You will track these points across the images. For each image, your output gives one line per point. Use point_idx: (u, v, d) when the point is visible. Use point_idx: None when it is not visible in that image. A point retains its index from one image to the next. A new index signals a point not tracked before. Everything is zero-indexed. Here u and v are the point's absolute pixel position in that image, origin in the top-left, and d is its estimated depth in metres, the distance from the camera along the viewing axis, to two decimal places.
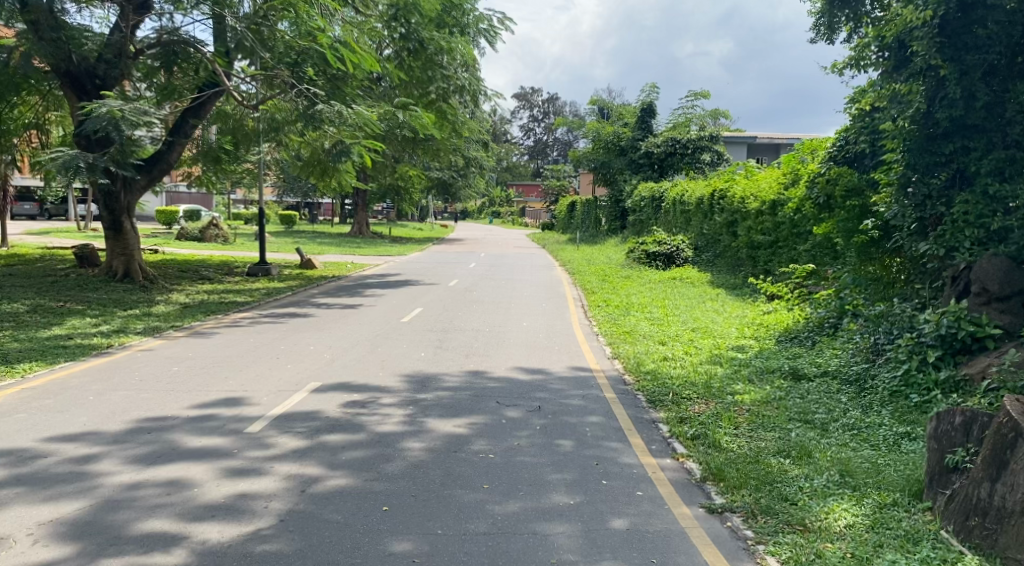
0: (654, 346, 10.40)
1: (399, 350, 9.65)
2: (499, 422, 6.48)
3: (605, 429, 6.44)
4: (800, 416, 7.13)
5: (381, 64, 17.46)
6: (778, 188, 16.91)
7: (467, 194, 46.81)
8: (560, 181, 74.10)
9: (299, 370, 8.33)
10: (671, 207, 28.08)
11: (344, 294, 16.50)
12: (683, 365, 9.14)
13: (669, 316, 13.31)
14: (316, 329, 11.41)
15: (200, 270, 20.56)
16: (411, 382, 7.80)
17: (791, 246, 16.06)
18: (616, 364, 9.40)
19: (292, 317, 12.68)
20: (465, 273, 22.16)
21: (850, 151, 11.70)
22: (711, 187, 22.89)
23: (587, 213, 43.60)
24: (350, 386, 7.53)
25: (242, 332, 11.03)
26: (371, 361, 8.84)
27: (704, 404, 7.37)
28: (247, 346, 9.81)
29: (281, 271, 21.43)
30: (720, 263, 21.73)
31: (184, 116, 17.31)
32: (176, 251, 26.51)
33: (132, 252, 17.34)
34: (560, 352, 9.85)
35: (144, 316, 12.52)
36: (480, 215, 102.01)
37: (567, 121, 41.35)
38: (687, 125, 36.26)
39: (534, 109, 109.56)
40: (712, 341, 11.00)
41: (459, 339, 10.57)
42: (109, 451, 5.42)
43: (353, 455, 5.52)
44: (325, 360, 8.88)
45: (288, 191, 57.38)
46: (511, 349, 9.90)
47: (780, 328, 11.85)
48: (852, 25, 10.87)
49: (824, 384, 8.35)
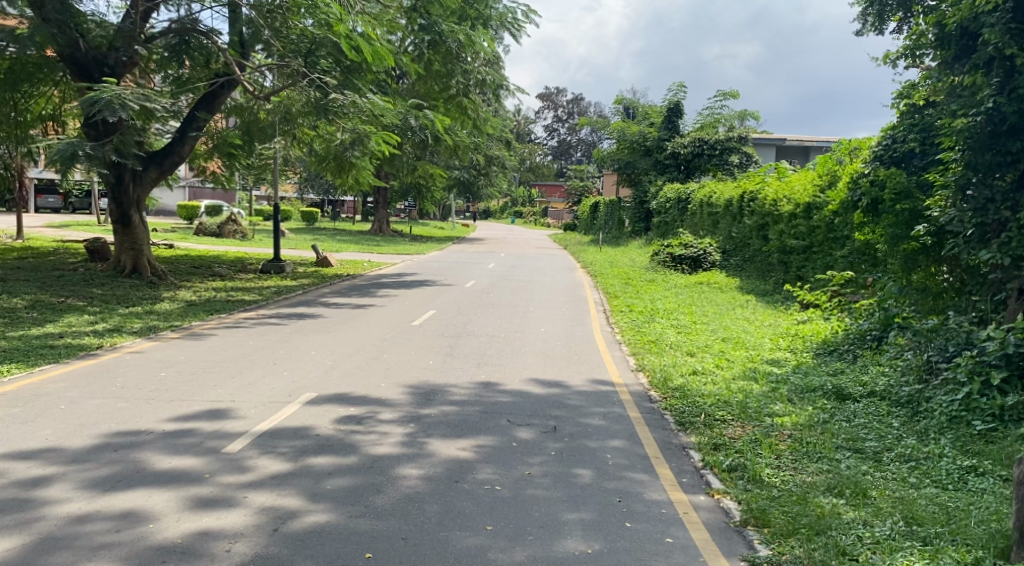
0: (682, 358, 9.65)
1: (407, 357, 8.97)
2: (509, 445, 5.76)
3: (629, 457, 5.70)
4: (849, 444, 6.34)
5: (399, 57, 16.79)
6: (814, 190, 16.01)
7: (489, 193, 46.16)
8: (585, 181, 73.18)
9: (295, 379, 7.67)
10: (697, 208, 27.22)
11: (357, 294, 15.88)
12: (715, 381, 8.39)
13: (697, 325, 12.54)
14: (321, 332, 10.77)
15: (213, 266, 20.12)
16: (415, 395, 7.10)
17: (826, 252, 15.17)
18: (641, 378, 8.65)
19: (299, 318, 12.06)
20: (485, 274, 21.51)
21: (897, 149, 10.73)
22: (740, 189, 21.99)
23: (611, 215, 42.83)
24: (348, 398, 6.85)
25: (243, 334, 10.42)
26: (374, 370, 8.15)
27: (740, 428, 6.60)
28: (244, 351, 9.17)
29: (295, 268, 20.90)
30: (749, 268, 20.82)
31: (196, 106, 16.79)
32: (191, 246, 26.18)
33: (140, 246, 16.92)
34: (580, 363, 9.11)
35: (144, 315, 11.98)
36: (502, 215, 101.41)
37: (591, 120, 40.52)
38: (714, 126, 35.34)
39: (558, 109, 108.70)
40: (745, 354, 10.20)
41: (470, 346, 9.86)
42: (63, 472, 4.76)
43: (339, 483, 4.82)
44: (324, 368, 8.22)
45: (311, 188, 57.19)
46: (526, 359, 9.18)
47: (817, 340, 10.99)
48: (902, 16, 10.04)
49: (872, 406, 7.50)
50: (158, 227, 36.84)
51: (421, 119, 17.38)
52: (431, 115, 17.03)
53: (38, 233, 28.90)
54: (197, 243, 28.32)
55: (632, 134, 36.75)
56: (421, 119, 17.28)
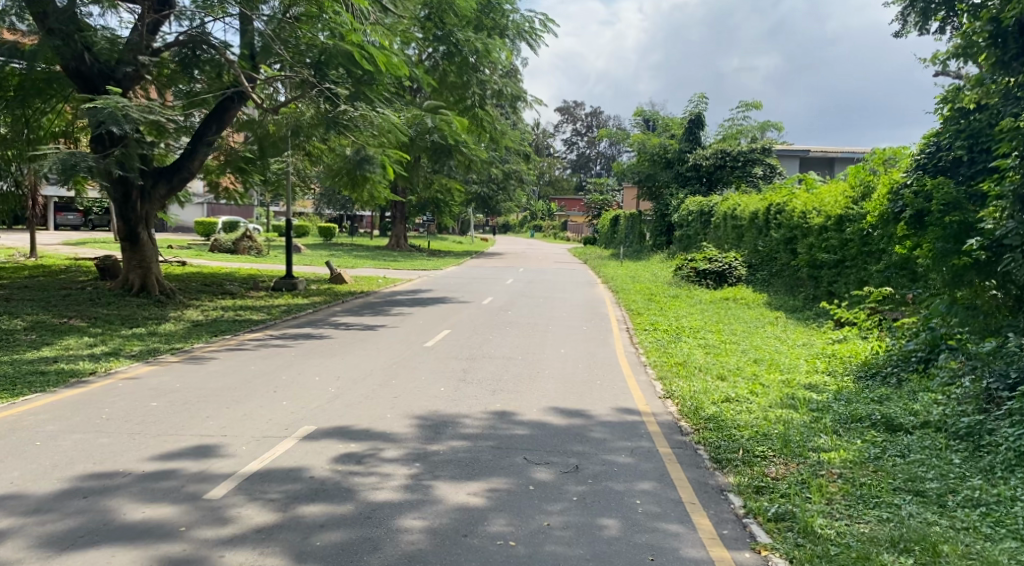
0: (713, 383, 8.98)
1: (417, 384, 8.37)
2: (526, 490, 5.13)
3: (662, 503, 5.05)
4: (907, 485, 5.59)
5: (414, 69, 16.29)
6: (846, 202, 15.29)
7: (507, 207, 45.69)
8: (604, 195, 72.55)
9: (295, 409, 7.11)
10: (721, 221, 26.49)
11: (370, 312, 15.36)
12: (751, 410, 7.72)
13: (726, 345, 11.87)
14: (328, 355, 10.23)
15: (225, 284, 19.76)
16: (424, 428, 6.50)
17: (861, 267, 14.44)
18: (669, 405, 7.98)
19: (306, 339, 11.56)
20: (503, 290, 20.95)
21: (943, 158, 10.09)
22: (766, 201, 21.26)
23: (631, 228, 42.16)
24: (350, 432, 6.27)
25: (245, 357, 9.92)
26: (380, 399, 7.56)
27: (784, 466, 5.92)
28: (244, 377, 8.64)
29: (308, 285, 20.49)
30: (776, 283, 20.01)
31: (205, 123, 16.76)
32: (205, 264, 25.96)
33: (149, 264, 16.80)
34: (602, 389, 8.45)
35: (146, 338, 11.54)
36: (521, 229, 100.95)
37: (610, 133, 39.92)
38: (737, 137, 34.60)
39: (577, 122, 108.35)
40: (781, 378, 9.55)
41: (486, 370, 9.26)
42: (19, 526, 4.21)
43: (332, 538, 4.23)
44: (327, 397, 7.65)
45: (329, 202, 57.17)
46: (545, 385, 8.54)
47: (857, 362, 10.26)
48: (945, 15, 9.37)
49: (928, 438, 6.69)
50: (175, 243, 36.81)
51: (438, 122, 16.55)
52: (448, 117, 16.20)
53: (54, 251, 28.89)
54: (210, 260, 28.11)
55: (652, 146, 36.08)
56: (438, 122, 16.44)
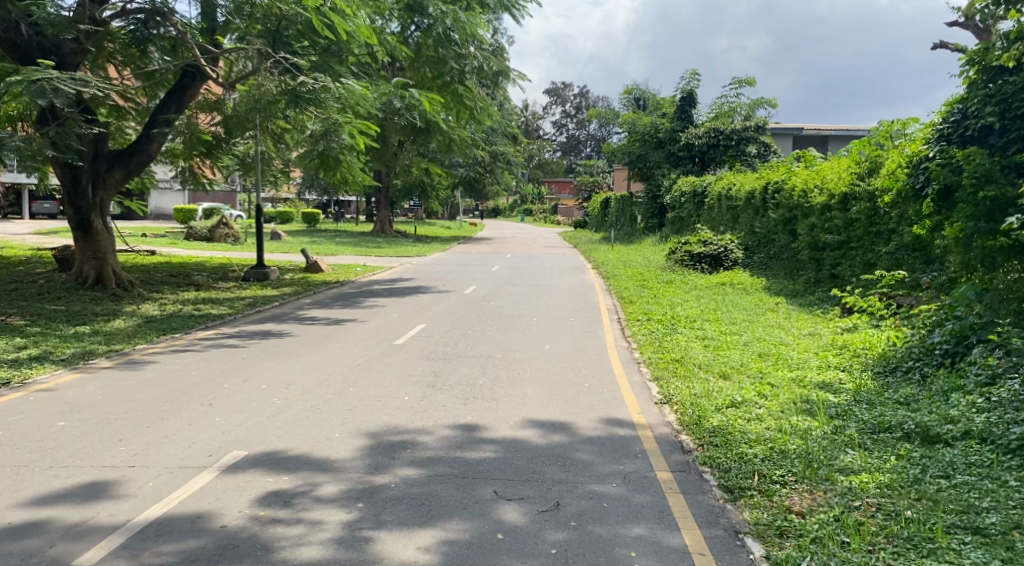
0: (716, 384, 7.96)
1: (378, 391, 7.29)
2: (490, 540, 4.09)
3: (662, 557, 4.01)
4: (964, 517, 4.52)
5: (386, 39, 15.04)
6: (851, 179, 14.24)
7: (495, 191, 44.47)
8: (594, 177, 71.36)
9: (227, 428, 6.07)
10: (715, 202, 25.46)
11: (341, 304, 14.28)
12: (761, 417, 6.68)
13: (726, 337, 10.86)
14: (285, 356, 9.17)
15: (192, 274, 18.64)
16: (375, 452, 5.46)
17: (867, 248, 13.42)
18: (667, 413, 6.95)
19: (264, 337, 10.51)
20: (488, 277, 19.91)
21: (970, 126, 8.85)
22: (764, 180, 20.19)
23: (622, 210, 41.08)
24: (284, 464, 5.23)
25: (190, 361, 8.87)
26: (331, 413, 6.50)
27: (809, 498, 4.87)
28: (180, 386, 7.59)
29: (281, 275, 19.39)
30: (775, 266, 18.97)
31: (164, 104, 15.69)
32: (175, 252, 24.75)
33: (104, 255, 15.65)
34: (590, 395, 7.40)
35: (84, 337, 10.41)
36: (511, 213, 99.61)
37: (599, 112, 38.67)
38: (730, 115, 33.47)
39: (566, 104, 106.83)
40: (789, 374, 8.55)
41: (459, 372, 8.21)
42: None
43: None
44: (270, 411, 6.61)
45: (313, 187, 55.75)
46: (526, 390, 7.50)
47: (873, 355, 9.22)
48: None
49: (973, 453, 5.63)
50: (150, 231, 35.46)
51: (408, 100, 15.12)
52: (419, 95, 14.73)
53: (20, 240, 27.58)
54: (184, 248, 26.89)
55: (643, 126, 35.08)
56: (408, 101, 15.04)
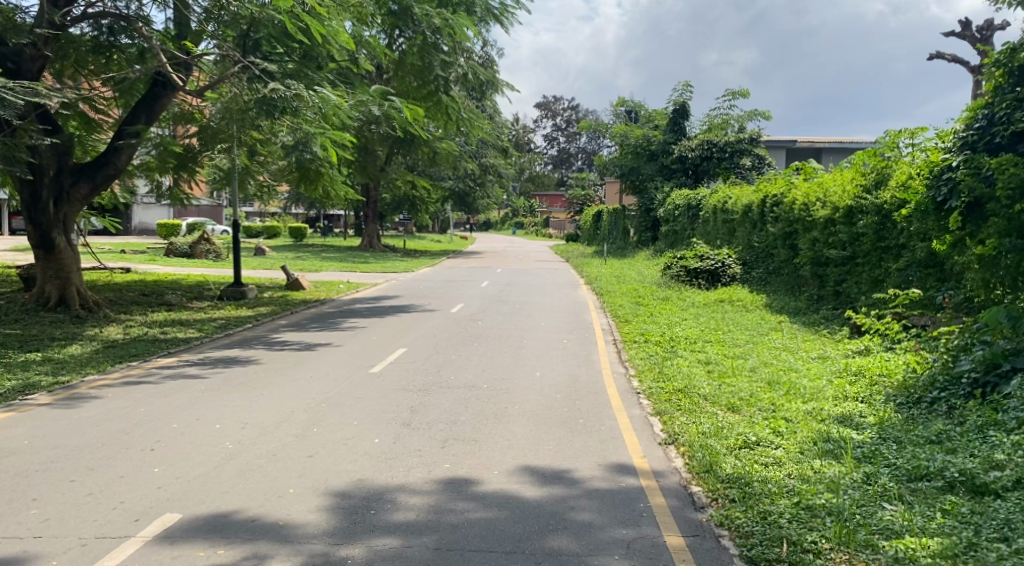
0: (725, 419, 7.14)
1: (346, 433, 6.44)
2: None
3: None
4: None
5: (364, 45, 14.24)
6: (856, 191, 13.51)
7: (485, 206, 43.66)
8: (586, 190, 70.76)
9: (165, 483, 5.20)
10: (710, 215, 24.77)
11: (318, 325, 13.42)
12: (780, 463, 5.84)
13: (731, 361, 10.06)
14: (249, 387, 8.31)
15: (165, 293, 17.73)
16: (334, 514, 4.61)
17: (874, 264, 12.68)
18: (674, 458, 6.12)
19: (229, 364, 9.64)
20: (476, 295, 19.09)
21: (997, 133, 8.00)
22: (761, 193, 19.50)
23: (614, 224, 40.41)
24: (223, 531, 4.37)
25: (142, 395, 8.00)
26: (288, 462, 5.65)
27: None
28: (122, 426, 6.71)
29: (260, 293, 18.51)
30: (775, 283, 18.25)
31: (133, 113, 14.88)
32: (151, 269, 23.79)
33: (68, 274, 14.77)
34: (586, 435, 6.58)
35: (31, 366, 9.52)
36: (502, 226, 98.95)
37: (591, 125, 38.06)
38: (724, 127, 32.89)
39: (556, 118, 106.62)
40: (804, 406, 7.74)
41: (440, 407, 7.37)
42: None
43: None
44: (219, 459, 5.75)
45: (299, 201, 54.84)
46: (514, 429, 6.66)
47: (892, 383, 8.44)
48: None
49: None
50: (129, 247, 34.45)
51: (387, 109, 13.97)
52: (399, 103, 13.67)
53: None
54: (161, 265, 25.96)
55: (635, 138, 34.41)
56: (386, 109, 13.92)
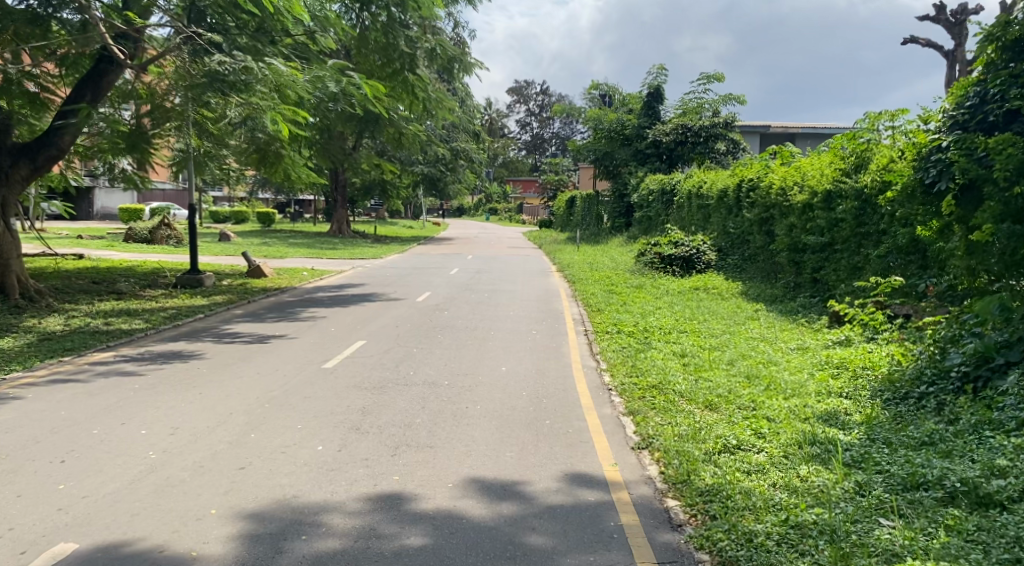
0: (703, 419, 6.61)
1: (288, 439, 5.80)
2: None
3: None
4: None
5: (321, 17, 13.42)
6: (835, 175, 13.07)
7: (454, 192, 41.99)
8: (559, 175, 70.15)
9: (67, 505, 4.51)
10: (684, 200, 24.37)
11: (275, 315, 12.71)
12: (764, 471, 5.31)
13: (708, 353, 9.57)
14: (188, 385, 7.61)
15: (116, 281, 16.84)
16: (257, 543, 3.99)
17: (853, 250, 12.26)
18: (648, 465, 5.58)
19: (170, 359, 8.92)
20: (445, 282, 18.45)
21: (992, 111, 7.51)
22: (737, 177, 19.07)
23: (587, 209, 39.90)
24: None
25: (67, 394, 7.27)
26: (216, 475, 4.99)
27: None
28: (35, 433, 6.00)
29: (218, 280, 17.67)
30: (751, 270, 17.87)
31: (78, 90, 13.99)
32: (105, 256, 22.73)
33: (8, 260, 13.77)
34: (552, 439, 6.01)
35: None
36: (476, 212, 98.02)
37: (564, 108, 37.43)
38: (699, 110, 32.44)
39: (529, 102, 105.67)
40: (786, 403, 7.25)
41: (395, 408, 6.75)
42: None
43: None
44: (137, 473, 5.07)
45: (266, 186, 53.48)
46: (473, 433, 6.07)
47: (877, 376, 8.00)
48: None
49: None
50: (86, 233, 33.03)
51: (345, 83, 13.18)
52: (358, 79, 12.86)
53: None
54: (118, 252, 24.86)
55: (608, 122, 33.84)
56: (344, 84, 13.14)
